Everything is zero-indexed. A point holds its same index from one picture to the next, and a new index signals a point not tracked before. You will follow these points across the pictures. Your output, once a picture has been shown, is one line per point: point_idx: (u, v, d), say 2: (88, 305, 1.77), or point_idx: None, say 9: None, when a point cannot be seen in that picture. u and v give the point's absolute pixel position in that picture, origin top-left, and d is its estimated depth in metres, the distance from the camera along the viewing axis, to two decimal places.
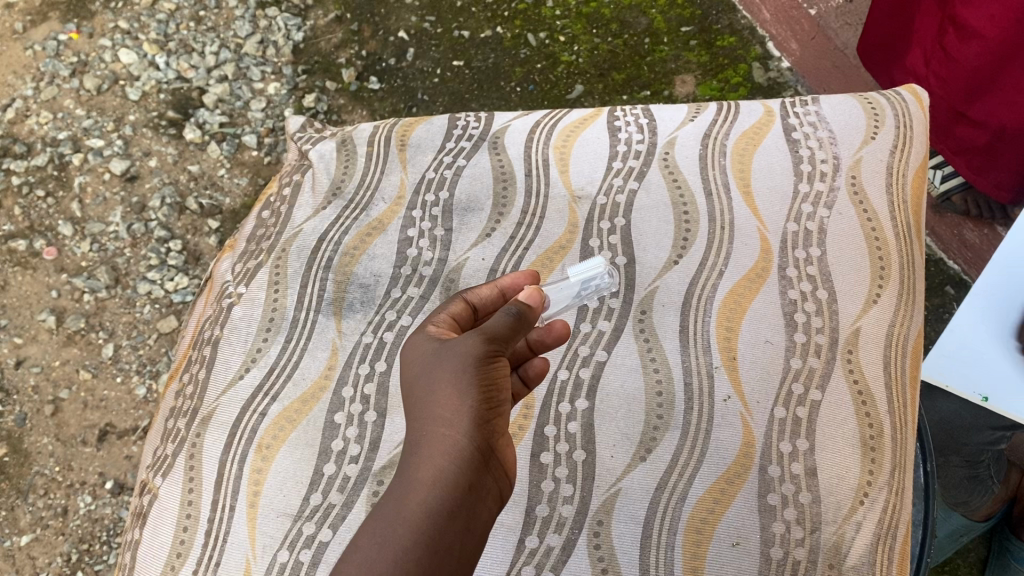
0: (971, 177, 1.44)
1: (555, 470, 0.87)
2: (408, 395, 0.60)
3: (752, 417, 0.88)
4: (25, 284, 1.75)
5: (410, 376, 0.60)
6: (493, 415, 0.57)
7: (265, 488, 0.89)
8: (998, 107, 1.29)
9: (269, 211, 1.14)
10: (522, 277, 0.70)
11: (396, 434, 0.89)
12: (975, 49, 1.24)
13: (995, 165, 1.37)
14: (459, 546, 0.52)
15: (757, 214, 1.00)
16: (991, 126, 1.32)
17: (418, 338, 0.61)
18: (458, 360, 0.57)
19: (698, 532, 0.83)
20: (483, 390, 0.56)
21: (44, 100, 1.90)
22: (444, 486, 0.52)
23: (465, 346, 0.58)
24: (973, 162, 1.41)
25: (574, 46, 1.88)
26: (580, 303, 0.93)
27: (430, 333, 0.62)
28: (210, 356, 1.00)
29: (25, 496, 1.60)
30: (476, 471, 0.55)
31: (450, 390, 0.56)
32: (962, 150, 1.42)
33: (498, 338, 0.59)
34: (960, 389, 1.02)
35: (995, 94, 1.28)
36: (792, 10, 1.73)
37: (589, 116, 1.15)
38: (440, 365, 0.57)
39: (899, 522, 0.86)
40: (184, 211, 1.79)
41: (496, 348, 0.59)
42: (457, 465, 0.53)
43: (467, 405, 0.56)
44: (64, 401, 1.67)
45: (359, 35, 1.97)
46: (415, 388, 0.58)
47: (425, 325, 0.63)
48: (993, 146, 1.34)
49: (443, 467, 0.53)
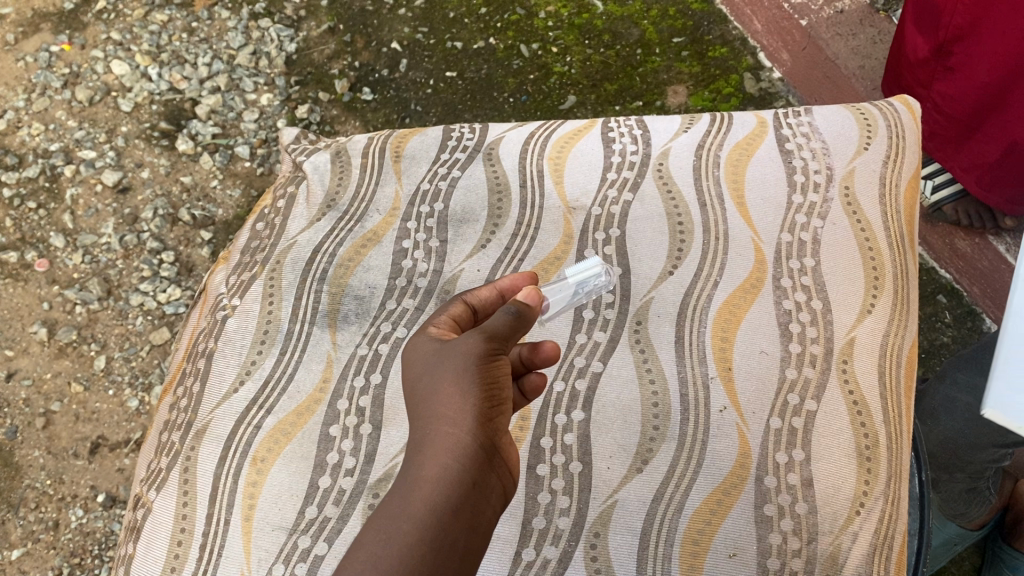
0: (981, 193, 1.50)
1: (552, 482, 0.86)
2: (410, 397, 0.59)
3: (747, 428, 0.88)
4: (16, 296, 1.74)
5: (412, 378, 0.60)
6: (497, 414, 0.57)
7: (260, 501, 0.88)
8: (1007, 125, 1.34)
9: (263, 223, 1.13)
10: (521, 280, 0.70)
11: (391, 447, 0.89)
12: (986, 66, 1.30)
13: (1007, 180, 1.43)
14: (464, 542, 0.51)
15: (751, 225, 1.01)
16: (1001, 141, 1.38)
17: (419, 339, 0.62)
18: (459, 359, 0.57)
19: (694, 543, 0.83)
20: (486, 388, 0.56)
21: (36, 112, 1.90)
22: (449, 482, 0.52)
23: (468, 345, 0.58)
24: (983, 179, 1.47)
25: (567, 58, 1.89)
26: (576, 303, 0.91)
27: (430, 333, 0.62)
28: (204, 369, 0.99)
29: (16, 509, 1.58)
30: (480, 468, 0.54)
31: (455, 387, 0.56)
32: (974, 166, 1.46)
33: (499, 336, 0.60)
34: None
35: (1003, 111, 1.34)
36: (784, 21, 1.84)
37: (583, 127, 1.15)
38: (442, 366, 0.57)
39: (895, 532, 0.86)
40: (177, 222, 1.79)
41: (496, 347, 0.59)
42: (461, 462, 0.53)
43: (470, 403, 0.55)
44: (55, 414, 1.65)
45: (351, 46, 1.97)
46: (417, 390, 0.58)
47: (425, 327, 0.63)
48: (1005, 160, 1.40)
49: (447, 463, 0.53)
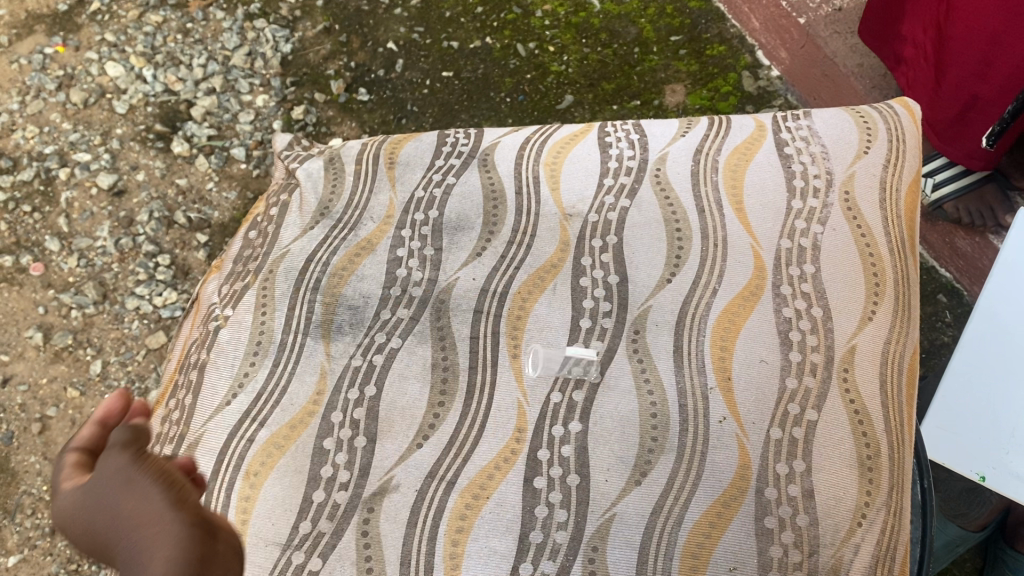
0: (942, 148, 1.50)
1: (549, 495, 0.85)
2: (99, 545, 0.54)
3: (748, 439, 0.86)
4: (12, 300, 1.72)
5: (84, 531, 0.55)
6: (186, 485, 0.55)
7: (253, 517, 0.86)
8: (964, 83, 1.36)
9: (255, 231, 1.12)
10: (117, 400, 0.64)
11: (386, 460, 0.88)
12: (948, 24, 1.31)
13: (966, 136, 1.44)
14: None
15: (750, 231, 0.99)
16: (961, 97, 1.38)
17: (66, 511, 0.57)
18: (119, 480, 0.55)
19: (694, 557, 0.82)
20: (160, 479, 0.55)
21: (30, 114, 1.88)
22: (175, 565, 0.49)
23: (115, 467, 0.56)
24: (944, 133, 1.47)
25: (564, 56, 1.87)
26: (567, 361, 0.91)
27: (71, 489, 0.57)
28: (197, 381, 0.98)
29: (13, 516, 1.57)
30: (203, 541, 0.51)
31: (129, 495, 0.54)
32: (934, 121, 1.47)
33: (131, 446, 0.58)
34: (957, 466, 0.99)
35: (961, 68, 1.34)
36: (782, 19, 1.83)
37: (579, 132, 1.14)
38: (110, 495, 0.54)
39: (897, 543, 0.85)
40: (173, 225, 1.77)
41: (136, 453, 0.57)
42: (175, 542, 0.50)
43: (155, 492, 0.54)
44: (51, 419, 1.64)
45: (347, 46, 1.95)
46: (101, 531, 0.54)
47: (61, 496, 0.58)
48: (963, 116, 1.41)
49: (166, 554, 0.49)
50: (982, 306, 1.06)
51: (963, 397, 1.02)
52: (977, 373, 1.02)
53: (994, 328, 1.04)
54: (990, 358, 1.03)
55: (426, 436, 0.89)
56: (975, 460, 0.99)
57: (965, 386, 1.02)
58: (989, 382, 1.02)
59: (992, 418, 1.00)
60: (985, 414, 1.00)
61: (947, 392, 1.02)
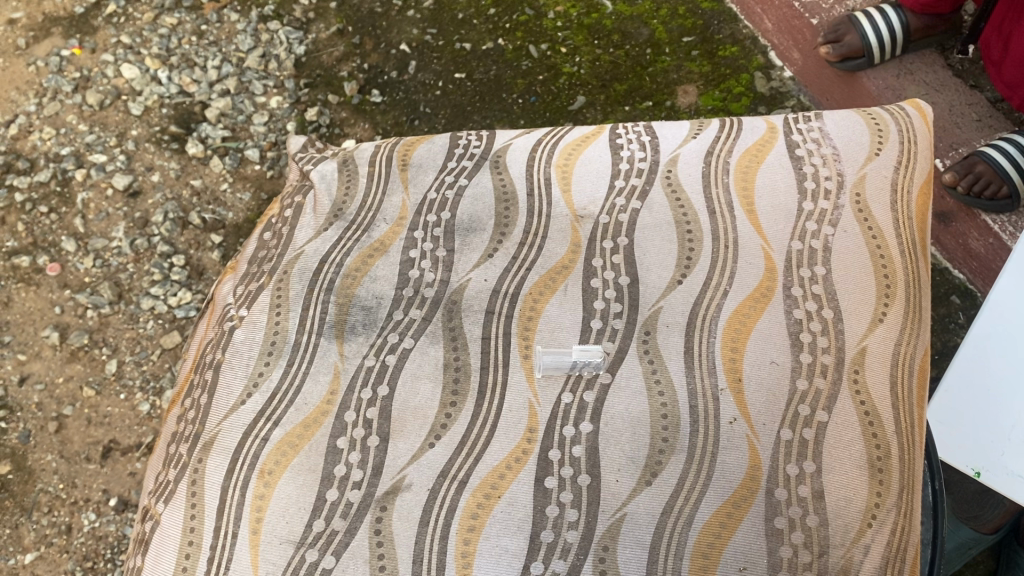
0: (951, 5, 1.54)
1: (560, 495, 0.85)
2: None
3: (758, 439, 0.87)
4: (29, 300, 1.75)
5: None
6: None
7: (268, 514, 0.88)
8: None
9: (271, 233, 1.13)
10: None
11: (399, 459, 0.89)
12: None
13: None
14: None
15: (761, 232, 0.99)
16: None
17: None
18: None
19: (704, 556, 0.83)
20: None
21: (47, 116, 1.90)
22: None
23: None
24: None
25: (576, 58, 1.88)
26: (573, 367, 0.92)
27: None
28: (212, 380, 0.99)
29: (29, 513, 1.60)
30: None
31: None
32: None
33: None
34: (952, 459, 1.02)
35: None
36: (794, 20, 1.78)
37: (591, 134, 1.15)
38: None
39: (908, 545, 0.85)
40: (187, 226, 1.79)
41: None
42: None
43: None
44: (67, 418, 1.66)
45: (361, 48, 1.97)
46: None
47: None
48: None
49: None
50: (994, 303, 1.04)
51: (963, 393, 1.03)
52: (982, 368, 1.03)
53: (1002, 327, 1.03)
54: (995, 356, 1.02)
55: (438, 436, 0.90)
56: (971, 455, 1.01)
57: (968, 380, 1.03)
58: (993, 379, 1.02)
59: (994, 414, 1.01)
60: (986, 408, 1.01)
61: (950, 386, 1.04)
